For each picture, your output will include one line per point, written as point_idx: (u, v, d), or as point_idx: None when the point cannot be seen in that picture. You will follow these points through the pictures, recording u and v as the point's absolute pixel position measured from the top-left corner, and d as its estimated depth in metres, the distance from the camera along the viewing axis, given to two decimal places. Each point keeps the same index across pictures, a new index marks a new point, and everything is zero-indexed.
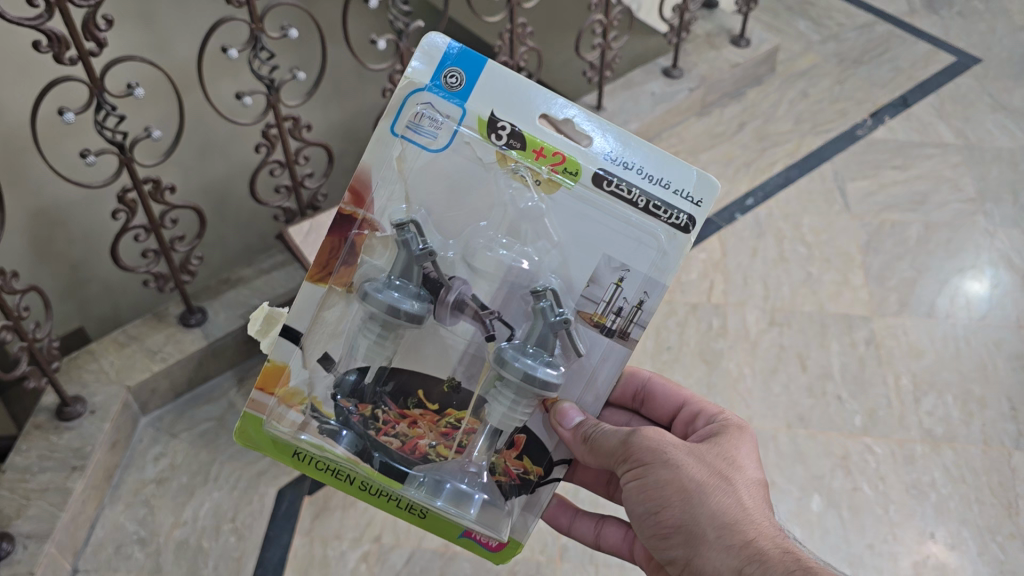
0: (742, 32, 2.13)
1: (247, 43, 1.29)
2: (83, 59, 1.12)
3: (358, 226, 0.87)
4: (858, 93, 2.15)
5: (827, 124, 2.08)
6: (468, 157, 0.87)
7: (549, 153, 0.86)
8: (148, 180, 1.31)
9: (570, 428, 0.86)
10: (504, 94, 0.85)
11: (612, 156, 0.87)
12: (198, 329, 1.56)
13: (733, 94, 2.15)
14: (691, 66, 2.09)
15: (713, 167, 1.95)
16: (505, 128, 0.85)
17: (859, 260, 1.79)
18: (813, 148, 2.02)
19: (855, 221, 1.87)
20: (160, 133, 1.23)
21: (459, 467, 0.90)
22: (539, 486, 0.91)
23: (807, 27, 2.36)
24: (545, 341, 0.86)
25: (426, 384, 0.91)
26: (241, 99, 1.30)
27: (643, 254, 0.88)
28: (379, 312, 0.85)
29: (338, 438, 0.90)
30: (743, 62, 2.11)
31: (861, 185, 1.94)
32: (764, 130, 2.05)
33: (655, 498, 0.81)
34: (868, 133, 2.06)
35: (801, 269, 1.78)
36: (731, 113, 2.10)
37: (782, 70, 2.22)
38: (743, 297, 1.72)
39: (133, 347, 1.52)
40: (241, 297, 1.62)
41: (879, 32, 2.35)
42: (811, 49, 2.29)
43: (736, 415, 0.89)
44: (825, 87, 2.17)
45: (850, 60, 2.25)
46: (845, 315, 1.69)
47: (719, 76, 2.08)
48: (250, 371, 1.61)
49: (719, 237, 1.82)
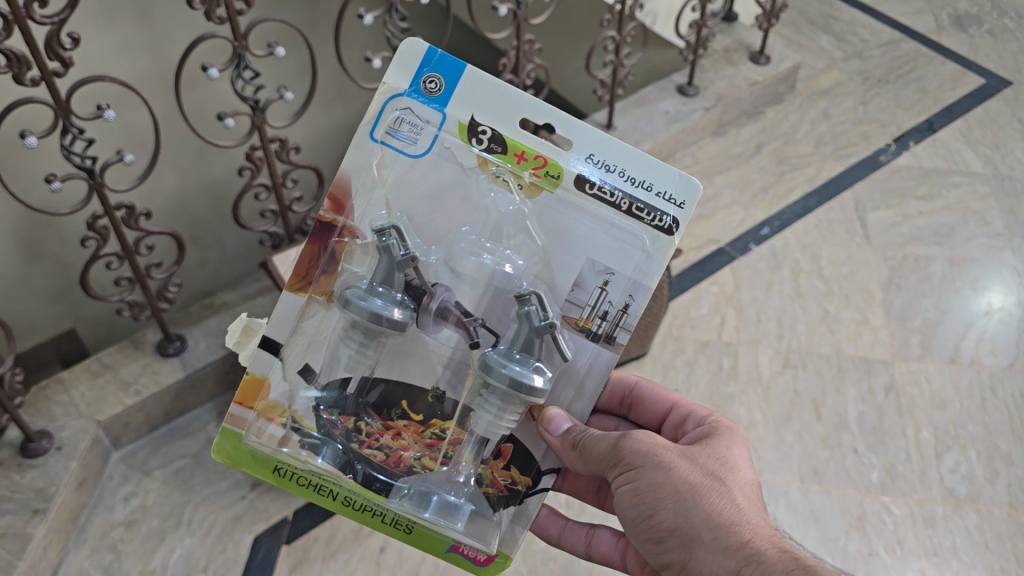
0: (761, 48, 2.07)
1: (230, 64, 1.32)
2: (45, 78, 1.14)
3: (338, 233, 0.87)
4: (883, 115, 2.09)
5: (849, 147, 2.02)
6: (448, 161, 0.86)
7: (529, 155, 0.85)
8: (121, 207, 1.31)
9: (558, 435, 0.81)
10: (484, 97, 0.85)
11: (593, 155, 0.85)
12: (176, 358, 1.52)
13: (750, 113, 2.09)
14: (708, 83, 2.03)
15: (728, 192, 1.91)
16: (485, 132, 0.85)
17: (880, 298, 1.72)
18: (834, 173, 1.96)
19: (876, 254, 1.80)
20: (132, 157, 1.24)
21: (445, 478, 0.86)
22: (528, 496, 0.88)
23: (830, 43, 2.30)
24: (529, 346, 0.83)
25: (410, 394, 0.88)
26: (224, 120, 1.34)
27: (628, 257, 0.86)
28: (358, 320, 0.82)
29: (319, 452, 0.85)
30: (762, 80, 2.05)
31: (883, 215, 1.87)
32: (782, 152, 2.00)
33: (649, 502, 0.77)
34: (891, 158, 1.99)
35: (818, 306, 1.71)
36: (749, 133, 2.04)
37: (803, 88, 2.16)
38: (757, 335, 1.65)
39: (106, 377, 1.48)
40: (222, 323, 1.57)
41: (906, 50, 2.29)
42: (835, 66, 2.23)
43: (726, 417, 0.86)
44: (848, 107, 2.11)
45: (874, 79, 2.19)
46: (863, 356, 1.63)
47: (736, 94, 2.02)
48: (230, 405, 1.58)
49: (731, 269, 1.77)
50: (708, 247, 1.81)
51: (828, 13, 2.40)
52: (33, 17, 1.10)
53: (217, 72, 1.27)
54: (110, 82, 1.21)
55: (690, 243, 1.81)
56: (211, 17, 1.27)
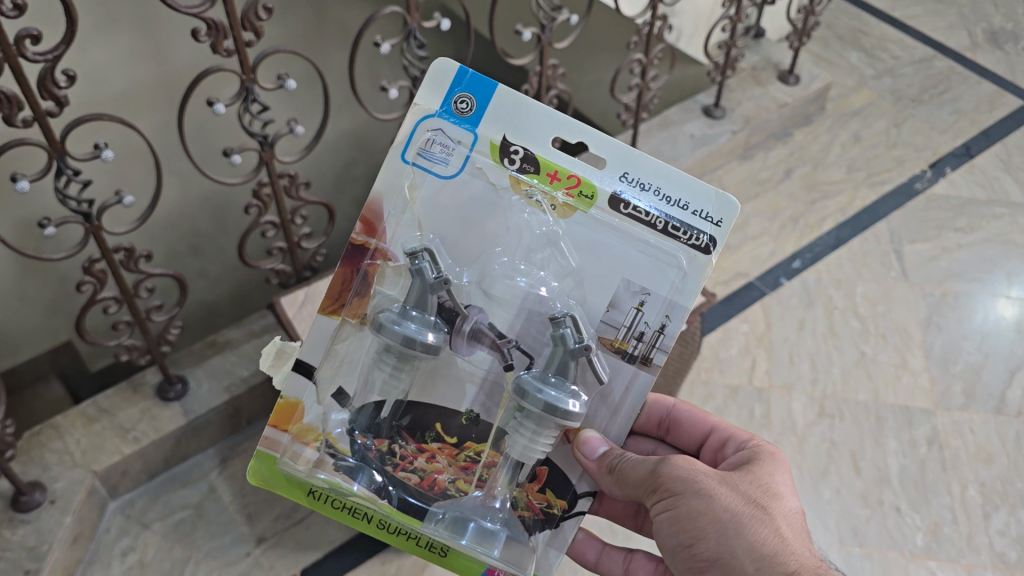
0: (791, 68, 2.05)
1: (236, 99, 1.30)
2: (38, 120, 1.09)
3: (371, 255, 0.86)
4: (917, 139, 2.06)
5: (882, 173, 1.99)
6: (481, 183, 0.85)
7: (563, 176, 0.84)
8: (119, 249, 1.29)
9: (595, 457, 0.79)
10: (516, 117, 0.84)
11: (626, 174, 0.84)
12: (177, 403, 1.48)
13: (778, 134, 2.07)
14: (735, 104, 2.02)
15: (758, 222, 1.89)
16: (517, 152, 0.84)
17: (920, 339, 1.68)
18: (867, 202, 1.92)
19: (914, 290, 1.76)
20: (131, 199, 1.21)
21: (480, 502, 0.86)
22: (564, 520, 0.88)
23: (859, 59, 2.28)
24: (563, 369, 0.82)
25: (444, 417, 0.87)
26: (230, 154, 1.33)
27: (664, 277, 0.84)
28: (392, 345, 0.81)
29: (355, 476, 0.86)
30: (790, 101, 2.03)
31: (919, 248, 1.84)
32: (812, 177, 1.98)
33: (690, 530, 0.75)
34: (927, 186, 1.96)
35: (854, 347, 1.67)
36: (777, 156, 2.02)
37: (833, 108, 2.14)
38: (790, 379, 1.61)
39: (102, 423, 1.43)
40: (227, 365, 1.54)
41: (939, 67, 2.27)
42: (866, 84, 2.20)
43: (768, 441, 0.84)
44: (880, 129, 2.08)
45: (907, 99, 2.16)
46: (904, 406, 1.58)
47: (765, 116, 2.00)
48: (234, 449, 1.53)
49: (762, 305, 1.73)
50: (737, 280, 1.78)
51: (856, 27, 2.39)
52: (26, 54, 1.04)
53: (221, 106, 1.25)
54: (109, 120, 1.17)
55: (718, 276, 1.79)
56: (219, 51, 1.23)
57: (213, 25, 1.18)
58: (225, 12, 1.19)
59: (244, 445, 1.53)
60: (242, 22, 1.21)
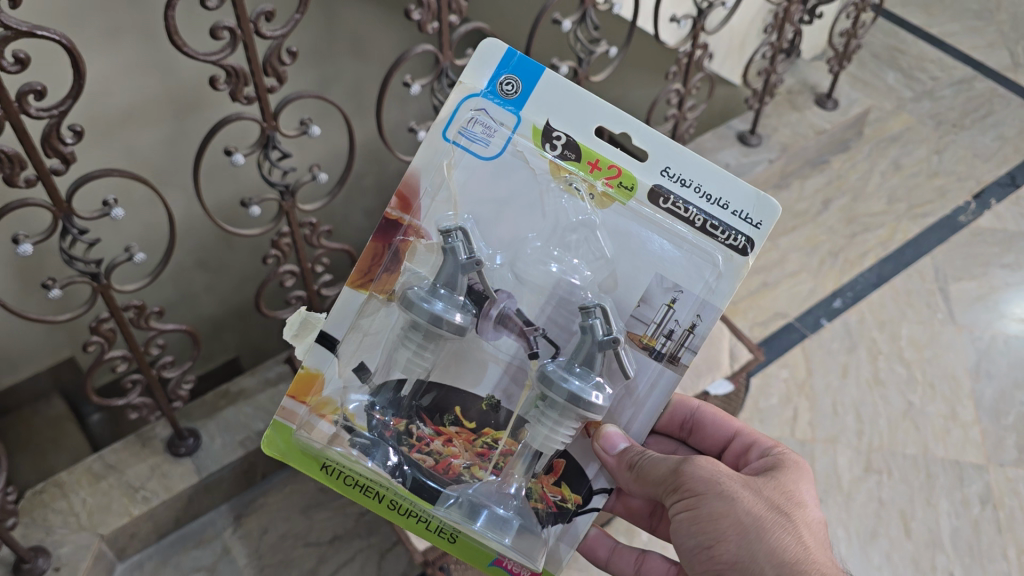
0: (831, 91, 1.83)
1: (257, 148, 1.11)
2: (43, 179, 0.93)
3: (404, 232, 0.84)
4: (959, 168, 2.00)
5: (925, 205, 1.92)
6: (520, 166, 0.83)
7: (604, 166, 0.82)
8: (129, 308, 1.12)
9: (614, 454, 0.77)
10: (561, 102, 0.82)
11: (666, 170, 0.82)
12: (189, 459, 1.36)
13: (815, 162, 1.99)
14: (770, 130, 1.78)
15: (796, 256, 1.82)
16: (560, 138, 0.82)
17: (969, 388, 1.61)
18: (910, 235, 1.86)
19: (962, 332, 1.70)
20: (144, 257, 1.05)
21: (494, 488, 0.84)
22: (577, 516, 0.86)
23: (896, 81, 2.22)
24: (589, 361, 0.79)
25: (464, 401, 0.85)
26: (251, 206, 1.12)
27: (698, 275, 0.82)
28: (419, 324, 0.79)
29: (370, 454, 0.83)
30: (828, 127, 1.80)
31: (967, 286, 1.77)
32: (851, 210, 1.91)
33: (710, 530, 0.73)
34: (971, 220, 1.90)
35: (900, 397, 1.60)
36: (814, 186, 1.94)
37: (870, 133, 2.07)
38: (833, 433, 1.54)
39: (110, 480, 1.32)
40: (243, 418, 1.42)
41: (980, 88, 2.21)
42: (904, 108, 2.15)
43: (793, 450, 0.83)
44: (920, 156, 2.02)
45: (947, 123, 2.11)
46: (955, 459, 1.51)
47: (802, 144, 1.77)
48: (248, 507, 1.44)
49: (802, 348, 1.67)
50: (776, 322, 1.71)
51: (894, 45, 2.32)
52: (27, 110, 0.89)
53: (244, 157, 1.06)
54: (123, 174, 1.00)
55: (754, 316, 1.72)
56: (240, 100, 1.05)
57: (232, 72, 1.00)
58: (247, 56, 1.00)
59: (259, 501, 1.44)
60: (265, 67, 1.04)
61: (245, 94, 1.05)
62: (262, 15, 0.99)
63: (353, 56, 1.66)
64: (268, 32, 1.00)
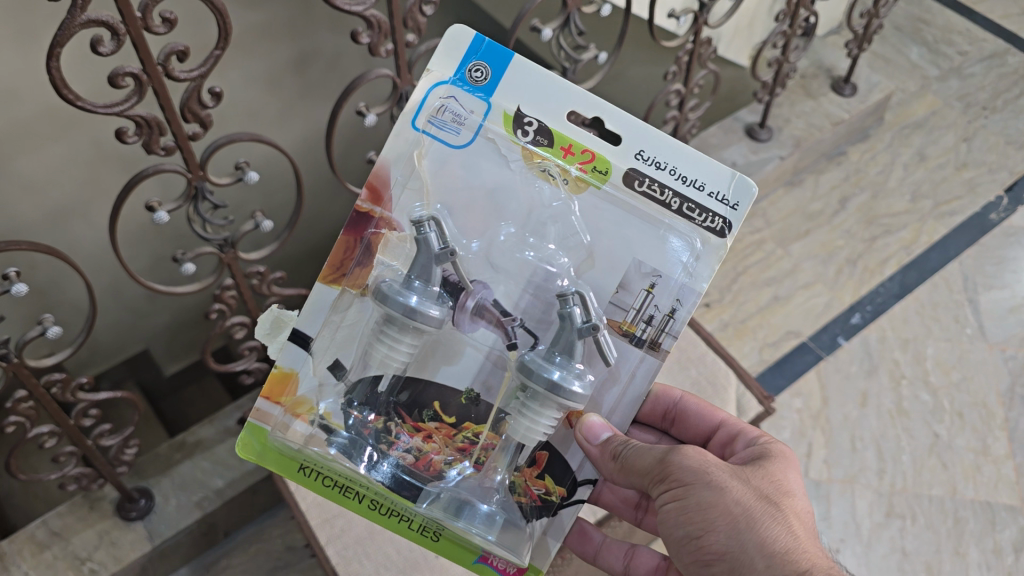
0: (849, 73, 1.48)
1: (186, 202, 0.80)
2: None
3: (374, 223, 0.68)
4: (991, 156, 1.50)
5: (953, 202, 1.43)
6: (492, 156, 0.67)
7: (579, 152, 0.66)
8: (54, 380, 0.81)
9: (597, 443, 0.65)
10: (538, 86, 0.66)
11: (641, 151, 0.66)
12: (140, 524, 1.02)
13: (831, 154, 1.50)
14: (783, 120, 1.45)
15: (808, 265, 1.34)
16: (532, 124, 0.66)
17: (1002, 417, 1.17)
18: (937, 238, 1.38)
19: (994, 352, 1.24)
20: (62, 330, 0.76)
21: (475, 484, 0.69)
22: (563, 510, 0.70)
23: (922, 56, 1.65)
24: (570, 350, 0.64)
25: (442, 394, 0.69)
26: (181, 265, 0.83)
27: (679, 255, 0.66)
28: (393, 319, 0.63)
29: (352, 454, 0.67)
30: (849, 118, 1.46)
31: (998, 296, 1.31)
32: (871, 209, 1.42)
33: (698, 522, 0.61)
34: (1004, 218, 1.41)
35: (925, 428, 1.16)
36: (830, 181, 1.46)
37: (892, 119, 1.56)
38: (852, 471, 1.12)
39: (55, 550, 0.99)
40: (199, 473, 1.07)
41: (1016, 65, 1.67)
42: (930, 88, 1.61)
43: (779, 441, 0.70)
44: (948, 144, 1.52)
45: (977, 105, 1.59)
46: (986, 501, 1.10)
47: (819, 136, 1.44)
48: (213, 569, 1.10)
49: (817, 373, 1.22)
50: (787, 341, 1.26)
51: (916, 14, 1.74)
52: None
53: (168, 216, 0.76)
54: (32, 246, 0.75)
55: (763, 336, 1.26)
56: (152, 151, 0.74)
57: (143, 121, 0.71)
58: (158, 103, 0.71)
59: (222, 562, 1.10)
60: (182, 112, 0.73)
61: (162, 144, 0.75)
62: (172, 53, 0.69)
63: (331, 30, 1.30)
64: (181, 75, 0.70)
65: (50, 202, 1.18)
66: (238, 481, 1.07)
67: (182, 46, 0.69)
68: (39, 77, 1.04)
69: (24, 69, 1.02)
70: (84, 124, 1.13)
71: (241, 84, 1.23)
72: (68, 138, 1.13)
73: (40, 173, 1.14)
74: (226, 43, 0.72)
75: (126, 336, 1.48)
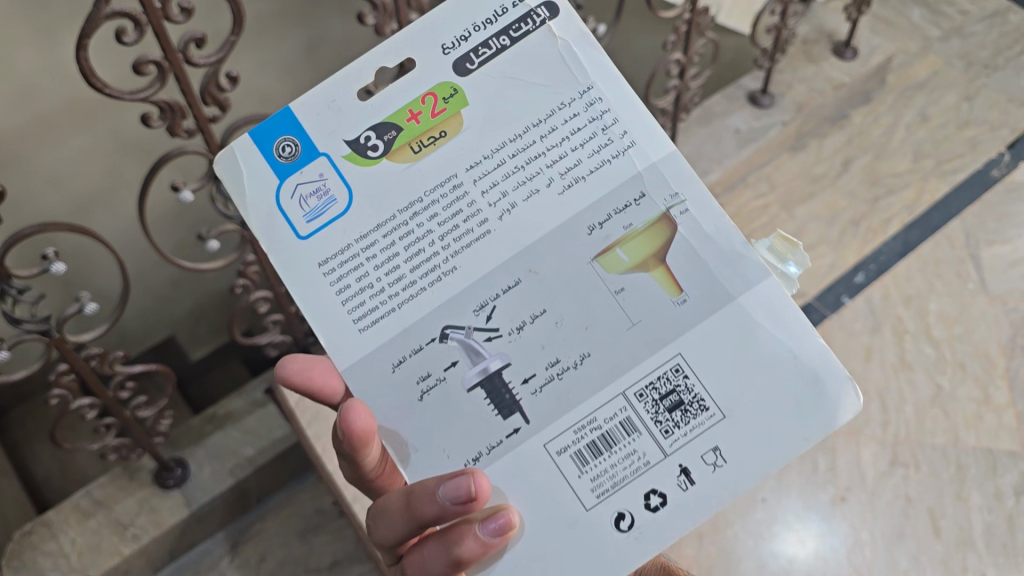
0: (849, 37, 1.48)
1: (208, 181, 0.83)
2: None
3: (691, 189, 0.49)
4: (992, 114, 1.50)
5: (955, 159, 1.44)
6: (524, 108, 0.48)
7: (438, 110, 0.48)
8: (93, 355, 0.85)
9: None
10: (440, 33, 0.49)
11: (335, 101, 0.49)
12: (176, 489, 1.08)
13: (835, 117, 1.52)
14: (784, 86, 1.46)
15: (811, 228, 1.36)
16: (478, 54, 0.49)
17: (1003, 367, 1.18)
18: (938, 197, 1.39)
19: (995, 306, 1.25)
20: (98, 305, 0.80)
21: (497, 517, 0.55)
22: None
23: (922, 18, 1.66)
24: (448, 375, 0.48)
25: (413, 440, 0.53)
26: (206, 243, 0.86)
27: (269, 200, 0.48)
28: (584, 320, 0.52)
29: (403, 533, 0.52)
30: (850, 81, 1.47)
31: (1000, 250, 1.32)
32: (874, 169, 1.43)
33: None
34: (1005, 173, 1.41)
35: (928, 380, 1.18)
36: (833, 144, 1.47)
37: (894, 81, 1.57)
38: (857, 423, 1.14)
39: (101, 517, 1.05)
40: (231, 443, 1.13)
41: (1018, 22, 1.66)
42: (931, 49, 1.62)
43: None
44: (949, 104, 1.52)
45: (979, 64, 1.58)
46: (987, 448, 1.11)
47: (821, 100, 1.45)
48: (248, 532, 1.14)
49: (822, 331, 1.24)
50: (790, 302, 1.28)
51: None
52: None
53: (193, 195, 0.79)
54: (65, 227, 0.78)
55: None
56: (177, 132, 0.77)
57: (166, 106, 0.74)
58: (179, 89, 0.74)
59: (255, 525, 1.14)
60: (202, 96, 0.76)
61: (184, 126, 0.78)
62: (191, 40, 0.72)
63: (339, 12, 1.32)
64: (199, 61, 0.73)
65: (74, 190, 1.23)
66: (268, 449, 1.12)
67: (199, 33, 0.72)
68: (57, 72, 1.09)
69: (47, 63, 1.08)
70: (103, 116, 1.18)
71: (255, 67, 1.29)
72: (89, 130, 1.18)
73: (64, 162, 1.19)
74: (241, 29, 0.73)
75: (149, 315, 1.52)
